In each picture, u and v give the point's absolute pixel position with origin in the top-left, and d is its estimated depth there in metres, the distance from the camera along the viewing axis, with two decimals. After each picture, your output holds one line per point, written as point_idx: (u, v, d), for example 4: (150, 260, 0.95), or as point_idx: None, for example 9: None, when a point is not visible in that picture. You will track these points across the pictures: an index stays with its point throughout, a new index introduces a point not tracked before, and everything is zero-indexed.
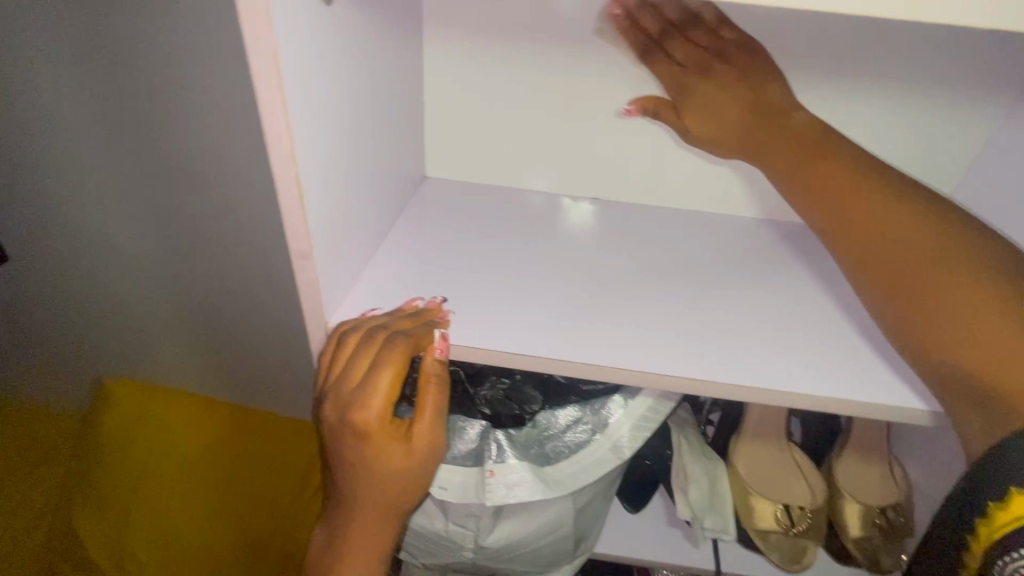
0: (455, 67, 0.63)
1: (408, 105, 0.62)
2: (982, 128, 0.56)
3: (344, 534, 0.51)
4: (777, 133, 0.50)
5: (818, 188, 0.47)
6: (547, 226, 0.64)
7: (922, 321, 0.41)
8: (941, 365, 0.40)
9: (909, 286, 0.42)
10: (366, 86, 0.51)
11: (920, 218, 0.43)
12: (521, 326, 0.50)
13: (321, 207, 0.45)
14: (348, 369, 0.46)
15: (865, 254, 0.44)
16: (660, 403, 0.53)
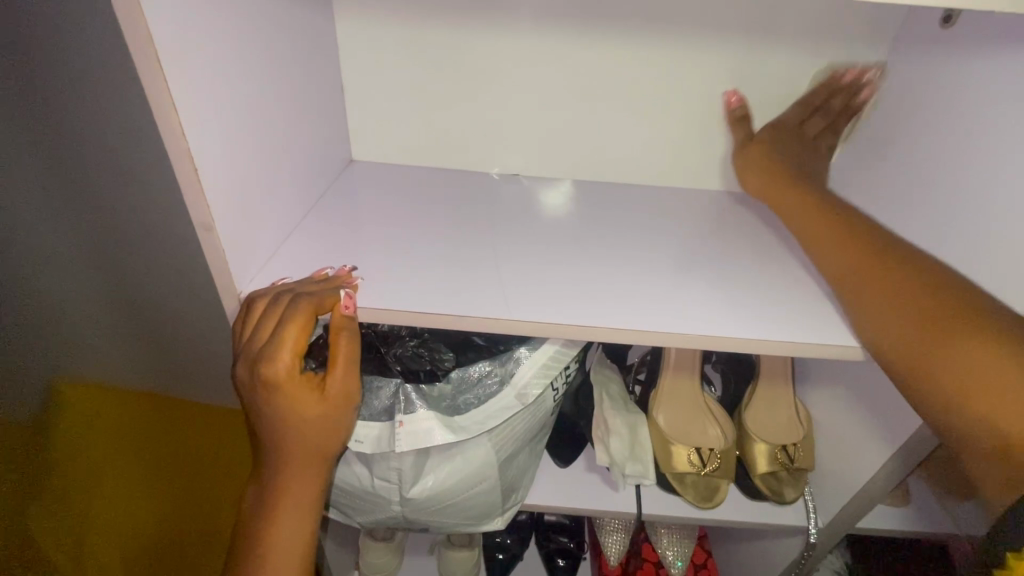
0: (372, 47, 0.69)
1: (316, 85, 0.65)
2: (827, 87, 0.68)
3: (270, 490, 0.52)
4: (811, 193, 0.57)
5: (827, 226, 0.52)
6: (466, 207, 0.71)
7: (911, 361, 0.43)
8: (931, 406, 0.42)
9: (910, 335, 0.44)
10: (273, 73, 0.56)
11: (923, 281, 0.45)
12: (425, 291, 0.55)
13: (224, 188, 0.49)
14: (257, 327, 0.48)
15: (860, 287, 0.48)
16: (562, 351, 0.59)
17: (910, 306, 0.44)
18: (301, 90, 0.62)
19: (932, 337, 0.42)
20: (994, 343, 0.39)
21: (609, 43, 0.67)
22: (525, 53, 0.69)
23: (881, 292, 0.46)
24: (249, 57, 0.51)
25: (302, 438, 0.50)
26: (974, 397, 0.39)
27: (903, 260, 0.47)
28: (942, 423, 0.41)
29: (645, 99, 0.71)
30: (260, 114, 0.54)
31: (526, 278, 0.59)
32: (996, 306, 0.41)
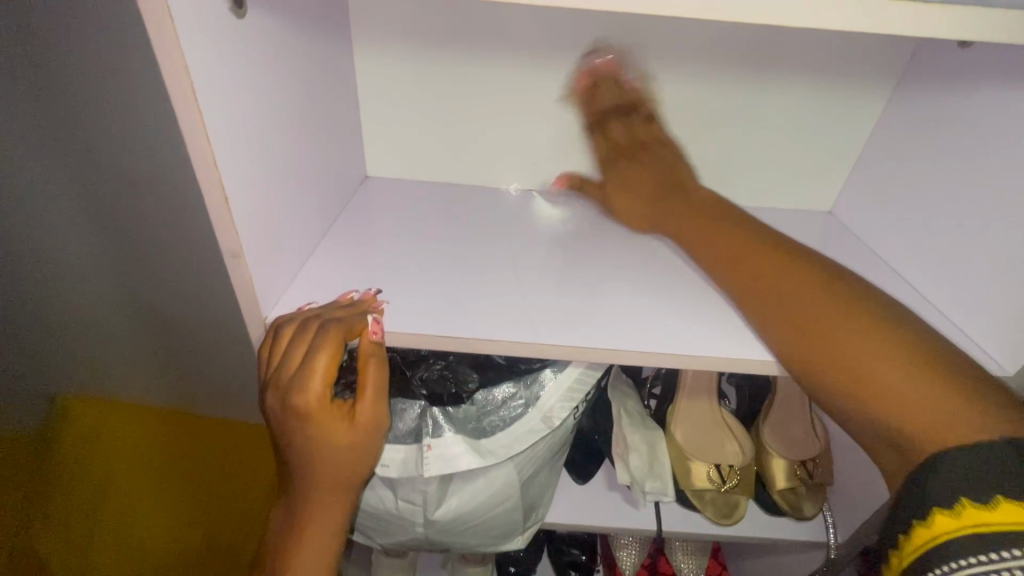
0: (389, 67, 0.69)
1: (335, 105, 0.66)
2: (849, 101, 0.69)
3: (297, 518, 0.51)
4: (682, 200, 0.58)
5: (718, 232, 0.52)
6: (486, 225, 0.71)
7: (803, 351, 0.44)
8: (833, 397, 0.43)
9: (802, 327, 0.44)
10: (295, 96, 0.56)
11: (809, 273, 0.46)
12: (451, 313, 0.55)
13: (252, 216, 0.48)
14: (286, 356, 0.48)
15: (750, 289, 0.48)
16: (586, 373, 0.58)
17: (799, 304, 0.45)
18: (321, 111, 0.62)
19: (821, 330, 0.43)
20: (883, 330, 0.41)
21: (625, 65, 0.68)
22: (540, 73, 0.69)
23: (770, 291, 0.47)
24: (272, 83, 0.50)
25: (330, 467, 0.49)
26: (872, 387, 0.40)
27: (791, 259, 0.47)
28: (835, 408, 0.43)
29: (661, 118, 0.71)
30: (282, 137, 0.53)
31: (549, 298, 0.58)
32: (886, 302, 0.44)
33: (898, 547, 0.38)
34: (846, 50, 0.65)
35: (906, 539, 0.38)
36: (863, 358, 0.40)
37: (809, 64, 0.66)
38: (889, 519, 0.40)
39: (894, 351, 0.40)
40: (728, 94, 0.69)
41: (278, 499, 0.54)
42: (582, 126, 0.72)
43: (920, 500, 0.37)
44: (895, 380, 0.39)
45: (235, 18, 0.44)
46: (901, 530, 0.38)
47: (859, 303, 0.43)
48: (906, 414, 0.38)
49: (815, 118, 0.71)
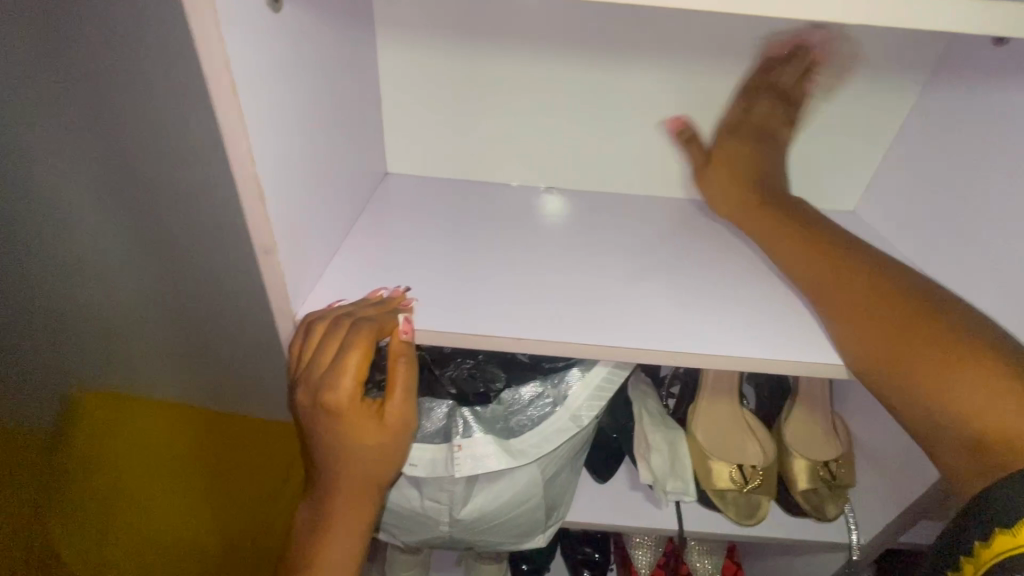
0: (412, 61, 0.69)
1: (359, 100, 0.65)
2: (880, 101, 0.68)
3: (323, 515, 0.51)
4: (763, 199, 0.58)
5: (799, 237, 0.53)
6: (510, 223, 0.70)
7: (895, 362, 0.45)
8: (923, 411, 0.44)
9: (894, 339, 0.45)
10: (323, 92, 0.55)
11: (898, 288, 0.47)
12: (480, 311, 0.54)
13: (283, 211, 0.48)
14: (316, 353, 0.47)
15: (827, 296, 0.50)
16: (615, 372, 0.58)
17: (876, 313, 0.47)
18: (346, 106, 0.61)
19: (900, 339, 0.45)
20: (962, 342, 0.43)
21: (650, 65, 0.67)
22: (565, 69, 0.68)
23: (847, 300, 0.49)
24: (303, 78, 0.50)
25: (359, 466, 0.49)
26: (975, 410, 0.41)
27: (864, 269, 0.49)
28: (911, 413, 0.45)
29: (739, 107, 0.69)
30: (312, 133, 0.53)
31: (576, 297, 0.58)
32: (989, 326, 0.44)
33: (973, 554, 0.38)
34: (879, 48, 0.64)
35: (982, 547, 0.38)
36: (944, 370, 0.42)
37: (839, 62, 0.65)
38: (962, 525, 0.40)
39: (978, 364, 0.41)
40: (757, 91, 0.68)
41: (304, 494, 0.53)
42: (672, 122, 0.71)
43: (1004, 509, 0.37)
44: (992, 401, 0.40)
45: (271, 11, 0.43)
46: (979, 537, 0.38)
47: (939, 314, 0.45)
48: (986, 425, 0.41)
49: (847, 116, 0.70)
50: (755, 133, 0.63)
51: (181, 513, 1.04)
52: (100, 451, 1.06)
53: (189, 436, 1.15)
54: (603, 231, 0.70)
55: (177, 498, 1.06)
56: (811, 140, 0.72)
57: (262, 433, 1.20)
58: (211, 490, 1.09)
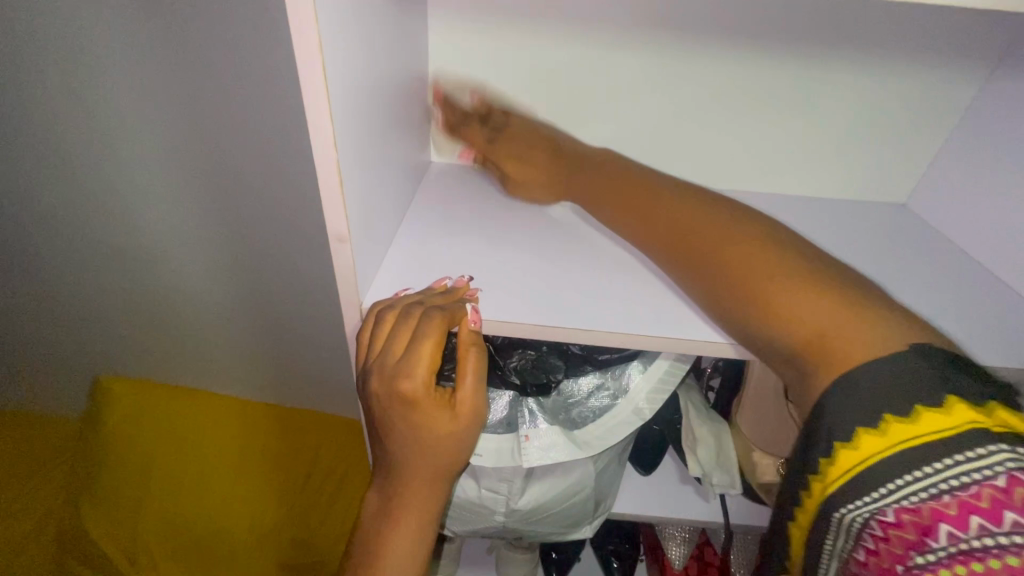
0: (467, 43, 0.67)
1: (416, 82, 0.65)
2: (955, 92, 0.65)
3: (395, 503, 0.51)
4: (569, 168, 0.61)
5: (598, 186, 0.56)
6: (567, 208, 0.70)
7: (708, 277, 0.44)
8: (741, 325, 0.43)
9: (706, 254, 0.45)
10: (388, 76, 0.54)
11: (705, 208, 0.48)
12: (547, 302, 0.54)
13: (355, 201, 0.48)
14: (389, 341, 0.47)
15: (644, 216, 0.50)
16: (676, 364, 0.57)
17: (704, 234, 0.46)
18: (404, 88, 0.60)
19: (713, 244, 0.45)
20: (777, 247, 0.43)
21: (716, 47, 0.65)
22: (625, 53, 0.66)
23: (660, 217, 0.49)
24: (376, 63, 0.50)
25: (431, 455, 0.49)
26: (785, 316, 0.39)
27: (664, 193, 0.51)
28: (744, 322, 0.42)
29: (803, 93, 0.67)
30: (379, 115, 0.53)
31: (647, 285, 0.56)
32: (786, 235, 0.45)
33: (819, 473, 0.38)
34: (958, 35, 0.62)
35: (827, 464, 0.37)
36: (765, 268, 0.41)
37: (911, 50, 0.63)
38: (805, 447, 0.39)
39: (795, 265, 0.41)
40: (825, 76, 0.66)
41: (374, 481, 0.54)
42: (727, 109, 0.69)
43: (838, 422, 0.36)
44: (802, 304, 0.39)
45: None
46: (823, 453, 0.37)
47: (747, 224, 0.45)
48: (804, 319, 0.39)
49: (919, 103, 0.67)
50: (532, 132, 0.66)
51: (233, 500, 1.14)
52: (165, 440, 1.18)
53: (242, 429, 1.23)
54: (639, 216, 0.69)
55: (231, 486, 1.16)
56: (876, 129, 0.70)
57: (307, 428, 1.26)
58: (258, 479, 1.17)
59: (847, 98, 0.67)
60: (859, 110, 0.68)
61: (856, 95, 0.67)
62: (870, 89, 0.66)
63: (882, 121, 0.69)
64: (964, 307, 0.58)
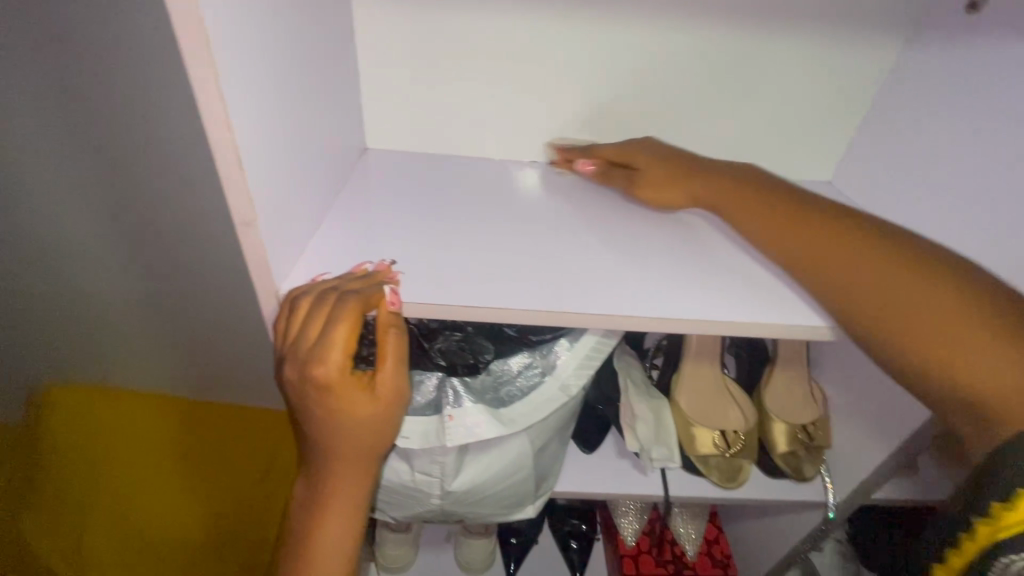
0: (395, 28, 0.70)
1: (339, 64, 0.66)
2: (844, 64, 0.72)
3: (320, 490, 0.50)
4: (714, 180, 0.61)
5: (757, 211, 0.57)
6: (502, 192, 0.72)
7: (881, 319, 0.47)
8: (908, 368, 0.46)
9: (877, 297, 0.48)
10: (301, 57, 0.55)
11: (875, 248, 0.50)
12: (467, 283, 0.54)
13: (263, 184, 0.47)
14: (303, 327, 0.46)
15: (807, 263, 0.52)
16: (602, 342, 0.59)
17: (871, 279, 0.49)
18: (325, 73, 0.61)
19: (885, 288, 0.48)
20: (951, 298, 0.45)
21: (627, 27, 0.69)
22: (545, 34, 0.70)
23: (822, 264, 0.51)
24: (280, 45, 0.49)
25: (354, 440, 0.48)
26: (958, 366, 0.43)
27: (824, 226, 0.53)
28: (909, 364, 0.46)
29: (708, 71, 0.72)
30: (297, 94, 0.54)
31: (569, 261, 0.59)
32: (970, 272, 0.46)
33: (989, 515, 0.41)
34: (845, 13, 0.67)
35: (1000, 507, 0.40)
36: (936, 325, 0.44)
37: (802, 26, 0.68)
38: (977, 486, 0.42)
39: (969, 318, 0.43)
40: (729, 54, 0.71)
41: (300, 470, 0.53)
42: (640, 86, 0.74)
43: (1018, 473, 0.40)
44: (974, 355, 0.43)
45: None
46: (999, 499, 0.40)
47: (915, 262, 0.48)
48: (982, 377, 0.42)
49: (814, 78, 0.73)
50: (659, 148, 0.67)
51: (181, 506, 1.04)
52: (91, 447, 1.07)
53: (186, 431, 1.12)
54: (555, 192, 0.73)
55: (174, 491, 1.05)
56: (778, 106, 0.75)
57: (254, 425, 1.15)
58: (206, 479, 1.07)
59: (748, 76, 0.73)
60: (761, 86, 0.73)
61: (756, 72, 0.73)
62: (769, 64, 0.72)
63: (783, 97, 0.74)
64: None
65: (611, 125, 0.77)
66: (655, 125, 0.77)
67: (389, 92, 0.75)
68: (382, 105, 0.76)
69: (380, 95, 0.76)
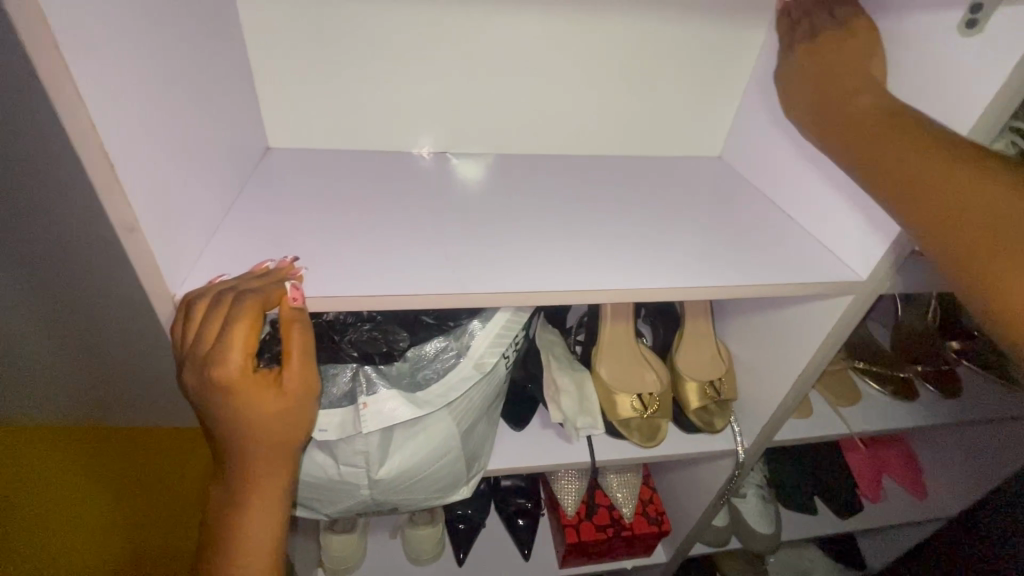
0: (285, 28, 0.70)
1: (230, 64, 0.66)
2: (707, 50, 0.80)
3: (237, 495, 0.50)
4: (847, 75, 0.57)
5: (847, 112, 0.54)
6: (412, 185, 0.75)
7: (942, 235, 0.46)
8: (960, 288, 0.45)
9: (942, 213, 0.45)
10: (182, 55, 0.54)
11: (958, 154, 0.46)
12: (374, 276, 0.56)
13: (146, 190, 0.47)
14: (201, 331, 0.46)
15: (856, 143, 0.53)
16: (513, 318, 0.62)
17: (941, 191, 0.45)
18: (212, 74, 0.61)
19: (956, 200, 0.45)
20: (998, 179, 0.44)
21: (514, 20, 0.73)
22: (437, 29, 0.73)
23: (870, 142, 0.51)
24: (156, 49, 0.49)
25: (267, 440, 0.48)
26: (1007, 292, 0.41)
27: (904, 129, 0.50)
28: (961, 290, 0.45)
29: (594, 60, 0.79)
30: (181, 96, 0.53)
31: (474, 246, 0.63)
32: None
33: None
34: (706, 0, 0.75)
35: None
36: (960, 189, 0.44)
37: (667, 14, 0.76)
38: None
39: (983, 176, 0.44)
40: (608, 43, 0.77)
41: (216, 478, 0.52)
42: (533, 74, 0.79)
43: None
44: None
45: None
46: None
47: (992, 170, 0.44)
48: (968, 215, 0.44)
49: (683, 62, 0.81)
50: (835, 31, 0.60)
51: None
52: None
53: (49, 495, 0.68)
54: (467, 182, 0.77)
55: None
56: (658, 88, 0.83)
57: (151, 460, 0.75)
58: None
59: (629, 61, 0.80)
60: (640, 70, 0.81)
61: (636, 57, 0.79)
62: (645, 49, 0.79)
63: (660, 80, 0.82)
64: (742, 237, 0.71)
65: (510, 114, 0.82)
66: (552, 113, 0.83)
67: (285, 92, 0.75)
68: (278, 106, 0.76)
69: (277, 96, 0.75)
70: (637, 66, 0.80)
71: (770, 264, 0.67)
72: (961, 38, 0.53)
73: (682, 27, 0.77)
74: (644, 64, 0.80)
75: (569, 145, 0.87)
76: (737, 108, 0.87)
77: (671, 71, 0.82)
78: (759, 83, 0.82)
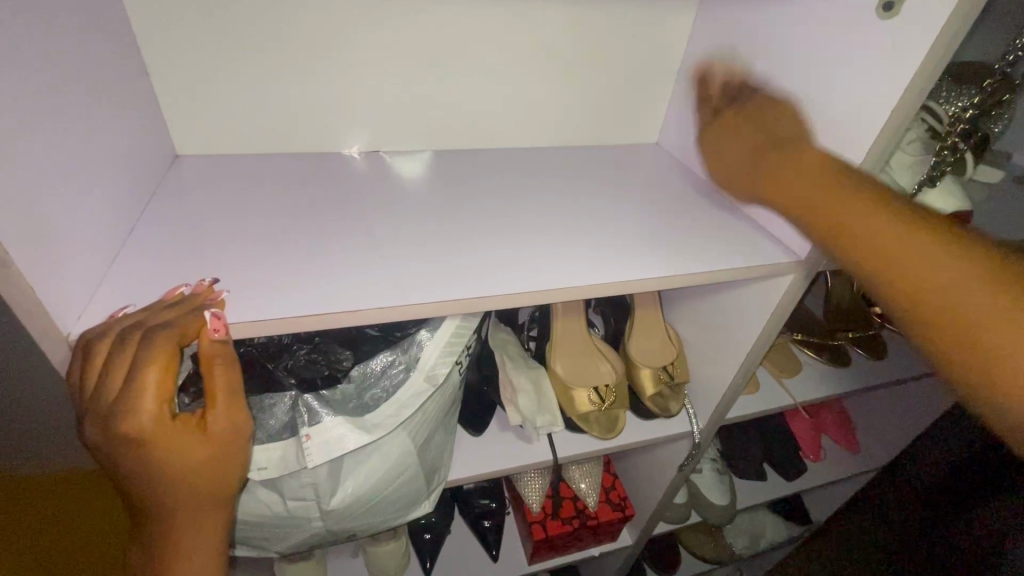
0: (185, 23, 0.62)
1: (122, 65, 0.58)
2: (639, 37, 0.80)
3: (160, 560, 0.44)
4: (761, 150, 0.56)
5: (760, 157, 0.56)
6: (344, 188, 0.70)
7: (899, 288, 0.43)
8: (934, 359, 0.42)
9: (893, 270, 0.43)
10: (62, 58, 0.47)
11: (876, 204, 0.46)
12: (305, 292, 0.51)
13: (19, 217, 0.40)
14: (103, 378, 0.40)
15: (727, 167, 0.59)
16: (463, 324, 0.59)
17: (875, 249, 0.44)
18: (99, 78, 0.53)
19: (906, 265, 0.42)
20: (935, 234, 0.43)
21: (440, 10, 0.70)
22: (360, 20, 0.68)
23: (734, 144, 0.60)
24: (23, 56, 0.42)
25: (191, 491, 0.43)
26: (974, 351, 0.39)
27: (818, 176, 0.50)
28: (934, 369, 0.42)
29: (529, 49, 0.76)
30: (61, 105, 0.46)
31: (418, 253, 0.59)
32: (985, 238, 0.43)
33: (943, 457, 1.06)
34: None
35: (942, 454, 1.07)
36: (885, 235, 0.44)
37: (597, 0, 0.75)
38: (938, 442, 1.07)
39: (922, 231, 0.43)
40: (540, 31, 0.75)
41: (138, 538, 0.46)
42: (466, 65, 0.75)
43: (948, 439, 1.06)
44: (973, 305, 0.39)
45: None
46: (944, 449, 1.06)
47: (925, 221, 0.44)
48: (915, 275, 0.42)
49: (616, 50, 0.81)
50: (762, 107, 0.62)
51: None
52: None
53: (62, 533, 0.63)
54: (403, 182, 0.72)
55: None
56: (595, 74, 0.82)
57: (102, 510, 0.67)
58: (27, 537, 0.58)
59: (562, 49, 0.78)
60: (574, 57, 0.79)
61: (569, 45, 0.78)
62: (578, 36, 0.77)
63: (596, 67, 0.81)
64: (688, 223, 0.71)
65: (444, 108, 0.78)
66: (489, 105, 0.80)
67: (191, 93, 0.67)
68: (183, 107, 0.68)
69: (182, 99, 0.67)
70: (571, 54, 0.79)
71: (716, 249, 0.67)
72: (878, 20, 0.54)
73: (613, 14, 0.77)
74: (578, 51, 0.79)
75: (508, 138, 0.84)
76: (671, 94, 0.87)
77: (605, 58, 0.81)
78: (689, 71, 0.83)
